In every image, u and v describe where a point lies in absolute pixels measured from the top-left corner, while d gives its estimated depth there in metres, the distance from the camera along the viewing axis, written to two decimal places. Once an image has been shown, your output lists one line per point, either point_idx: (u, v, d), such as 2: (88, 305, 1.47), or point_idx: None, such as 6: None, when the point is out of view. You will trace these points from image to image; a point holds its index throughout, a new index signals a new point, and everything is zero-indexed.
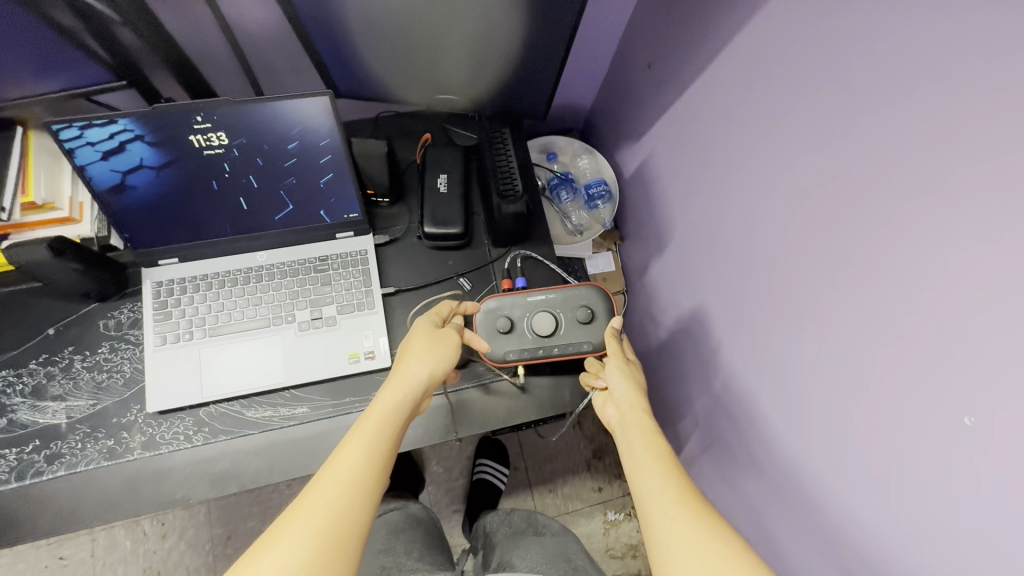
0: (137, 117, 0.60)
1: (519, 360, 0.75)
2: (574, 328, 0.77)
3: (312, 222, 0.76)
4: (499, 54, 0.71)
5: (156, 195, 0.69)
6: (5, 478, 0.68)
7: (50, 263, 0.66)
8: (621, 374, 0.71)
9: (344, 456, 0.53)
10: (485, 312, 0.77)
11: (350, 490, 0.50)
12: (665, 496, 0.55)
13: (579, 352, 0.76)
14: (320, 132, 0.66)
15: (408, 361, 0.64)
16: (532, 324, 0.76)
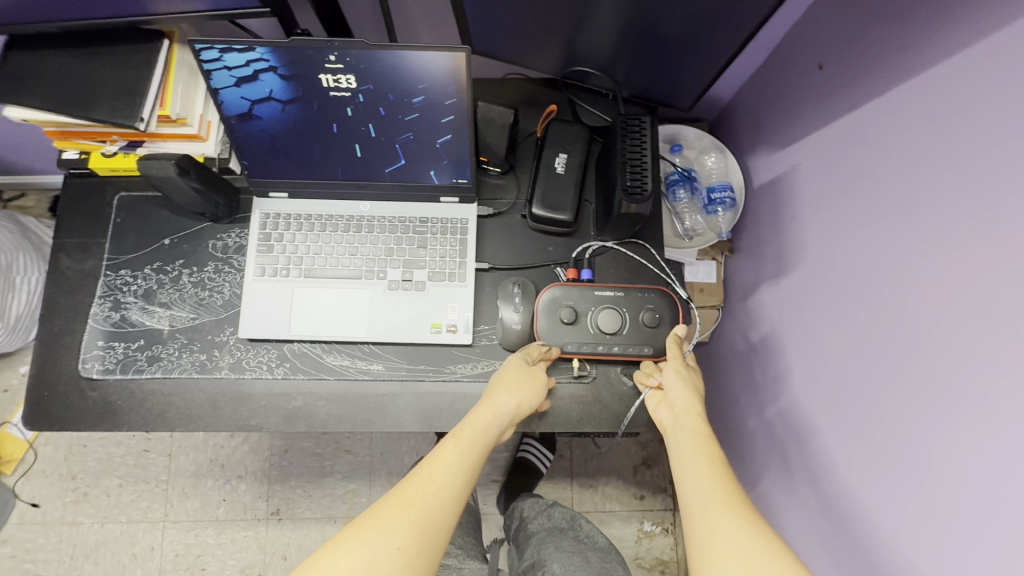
0: (275, 47, 0.59)
1: (576, 353, 0.71)
2: (641, 331, 0.71)
3: (420, 181, 0.73)
4: (658, 33, 0.63)
5: (279, 129, 0.68)
6: (112, 368, 0.74)
7: (182, 184, 0.69)
8: (679, 379, 0.67)
9: (431, 471, 0.55)
10: (548, 299, 0.71)
11: (436, 498, 0.53)
12: (713, 504, 0.52)
13: (639, 356, 0.70)
14: (448, 91, 0.62)
15: (500, 389, 0.65)
16: (596, 320, 0.70)
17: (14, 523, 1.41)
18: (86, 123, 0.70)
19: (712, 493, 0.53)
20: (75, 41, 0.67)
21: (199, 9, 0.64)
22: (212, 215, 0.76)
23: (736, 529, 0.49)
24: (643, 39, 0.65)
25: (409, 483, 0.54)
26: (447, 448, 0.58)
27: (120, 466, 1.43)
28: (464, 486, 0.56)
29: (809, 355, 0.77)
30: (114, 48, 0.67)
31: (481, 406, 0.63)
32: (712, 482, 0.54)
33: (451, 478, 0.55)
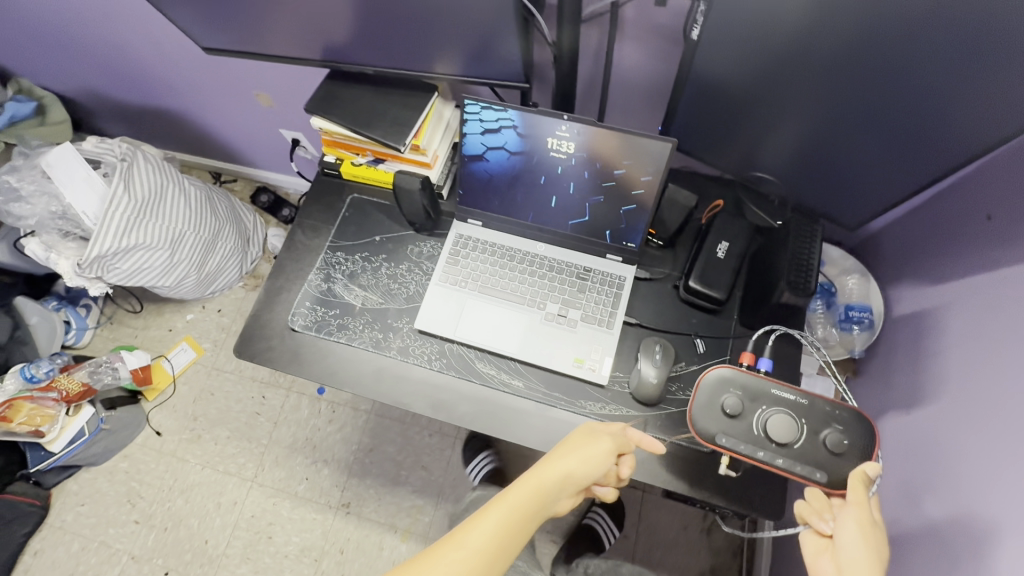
0: (526, 112, 0.77)
1: (733, 449, 0.72)
2: (813, 450, 0.71)
3: (595, 236, 0.86)
4: (849, 158, 0.74)
5: (499, 172, 0.84)
6: (310, 325, 0.89)
7: (415, 195, 0.85)
8: (858, 534, 0.59)
9: (469, 539, 0.59)
10: (718, 385, 0.74)
11: (484, 549, 0.58)
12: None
13: (806, 477, 0.70)
14: (647, 169, 0.77)
15: (551, 462, 0.66)
16: (765, 423, 0.72)
17: (138, 443, 1.61)
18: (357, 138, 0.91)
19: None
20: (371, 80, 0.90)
21: (466, 73, 0.82)
22: (417, 225, 0.93)
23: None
24: (819, 157, 0.76)
25: (444, 548, 0.58)
26: (489, 517, 0.61)
27: (233, 420, 1.61)
28: (496, 559, 0.59)
29: (958, 460, 0.78)
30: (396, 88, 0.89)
31: (530, 477, 0.64)
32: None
33: (484, 548, 0.58)
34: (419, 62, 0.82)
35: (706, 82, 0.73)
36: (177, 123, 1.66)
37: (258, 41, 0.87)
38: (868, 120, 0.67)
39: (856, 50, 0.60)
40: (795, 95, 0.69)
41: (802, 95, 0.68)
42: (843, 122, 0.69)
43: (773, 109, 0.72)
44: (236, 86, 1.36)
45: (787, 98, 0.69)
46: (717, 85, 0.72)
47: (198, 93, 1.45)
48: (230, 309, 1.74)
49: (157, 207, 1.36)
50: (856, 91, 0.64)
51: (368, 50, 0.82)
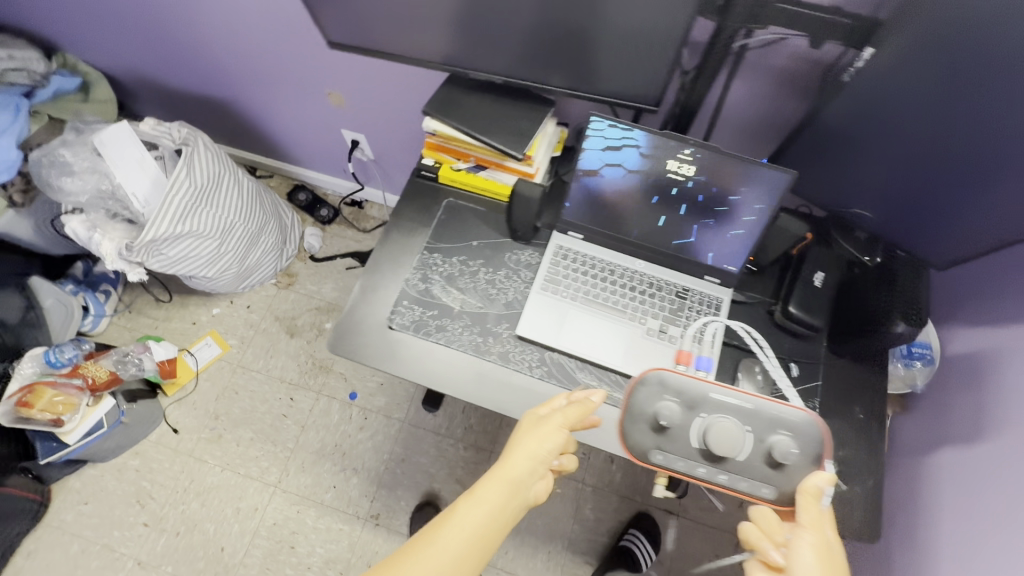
0: (653, 134, 0.80)
1: (668, 464, 0.72)
2: (760, 464, 0.70)
3: (697, 257, 0.89)
4: (928, 204, 0.77)
5: (612, 188, 0.87)
6: (408, 325, 0.89)
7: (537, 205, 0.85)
8: (814, 559, 0.60)
9: (446, 535, 0.63)
10: (648, 395, 0.73)
11: (457, 548, 0.62)
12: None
13: (755, 495, 0.70)
14: (763, 197, 0.81)
15: (512, 452, 0.70)
16: (706, 438, 0.70)
17: (152, 441, 1.53)
18: (465, 143, 0.93)
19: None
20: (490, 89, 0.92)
21: (594, 91, 0.85)
22: (518, 234, 0.94)
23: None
24: (914, 195, 0.77)
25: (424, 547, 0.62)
26: (462, 513, 0.65)
27: (257, 421, 1.55)
28: (474, 550, 0.63)
29: None
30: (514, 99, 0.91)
31: (497, 470, 0.68)
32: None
33: (462, 541, 0.63)
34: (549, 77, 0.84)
35: (816, 123, 0.78)
36: (226, 113, 1.63)
37: (384, 41, 0.88)
38: (950, 165, 0.70)
39: (952, 95, 0.63)
40: (890, 135, 0.72)
41: (900, 127, 0.70)
42: (927, 165, 0.72)
43: (869, 139, 0.74)
44: (308, 83, 1.36)
45: (882, 127, 0.72)
46: (825, 126, 0.77)
47: (262, 86, 1.43)
48: (259, 306, 1.69)
49: (214, 195, 1.32)
50: (957, 126, 0.66)
51: (501, 61, 0.84)
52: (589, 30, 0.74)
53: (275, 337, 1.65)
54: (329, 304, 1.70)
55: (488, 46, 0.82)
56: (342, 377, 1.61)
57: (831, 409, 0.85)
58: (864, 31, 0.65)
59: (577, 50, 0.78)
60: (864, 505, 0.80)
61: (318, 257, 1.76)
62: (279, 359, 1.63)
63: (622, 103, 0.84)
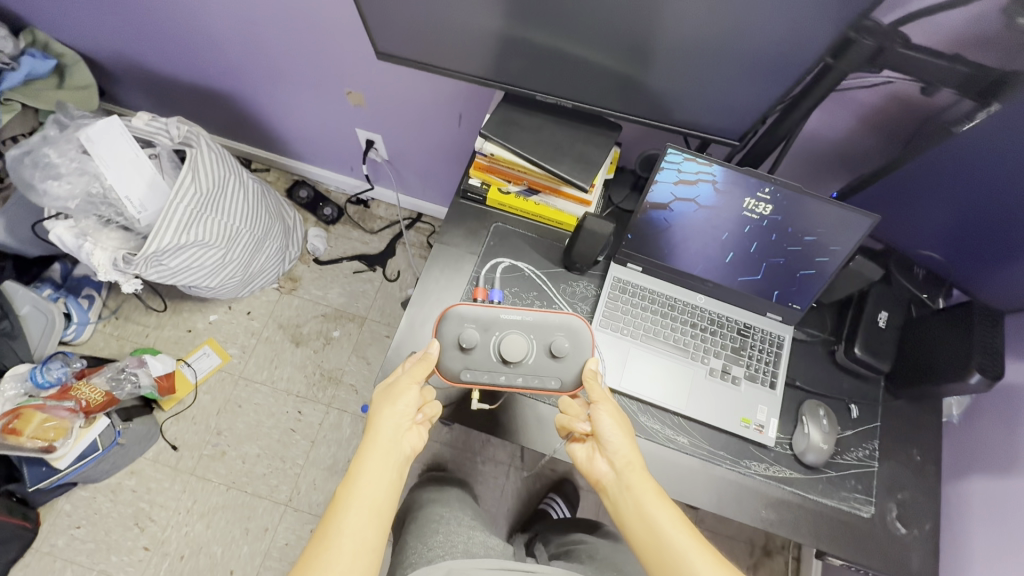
0: (732, 170, 0.76)
1: (478, 379, 0.78)
2: (544, 359, 0.80)
3: (761, 294, 0.86)
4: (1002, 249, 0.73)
5: (681, 222, 0.83)
6: None
7: (603, 242, 0.80)
8: (610, 421, 0.73)
9: (345, 524, 0.62)
10: (452, 322, 0.79)
11: (359, 528, 0.62)
12: (687, 546, 0.63)
13: (544, 387, 0.79)
14: (839, 239, 0.78)
15: (376, 420, 0.70)
16: (502, 349, 0.78)
17: (149, 459, 1.43)
18: (520, 167, 0.86)
19: (671, 534, 0.64)
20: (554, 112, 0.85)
21: (671, 121, 0.79)
22: (576, 267, 0.88)
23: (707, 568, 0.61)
24: (985, 234, 0.74)
25: (325, 542, 0.60)
26: (350, 495, 0.64)
27: (264, 437, 1.47)
28: (374, 524, 0.63)
29: None
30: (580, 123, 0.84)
31: (366, 447, 0.68)
32: (671, 524, 0.65)
33: (359, 522, 0.62)
34: (627, 105, 0.79)
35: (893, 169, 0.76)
36: (222, 105, 1.49)
37: (446, 55, 0.80)
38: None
39: None
40: (968, 175, 0.70)
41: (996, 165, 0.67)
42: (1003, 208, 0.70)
43: (954, 171, 0.71)
44: (324, 82, 1.24)
45: (975, 159, 0.68)
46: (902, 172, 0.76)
47: (268, 79, 1.31)
48: (260, 313, 1.59)
49: (219, 201, 1.22)
50: None
51: (576, 84, 0.77)
52: (687, 62, 0.69)
53: (279, 347, 1.56)
54: (336, 311, 1.61)
55: (565, 68, 0.75)
56: (352, 389, 1.53)
57: (892, 451, 0.85)
58: (980, 81, 0.61)
59: (666, 81, 0.73)
60: (923, 550, 0.80)
61: (323, 260, 1.66)
62: (284, 370, 1.54)
63: (701, 136, 0.79)
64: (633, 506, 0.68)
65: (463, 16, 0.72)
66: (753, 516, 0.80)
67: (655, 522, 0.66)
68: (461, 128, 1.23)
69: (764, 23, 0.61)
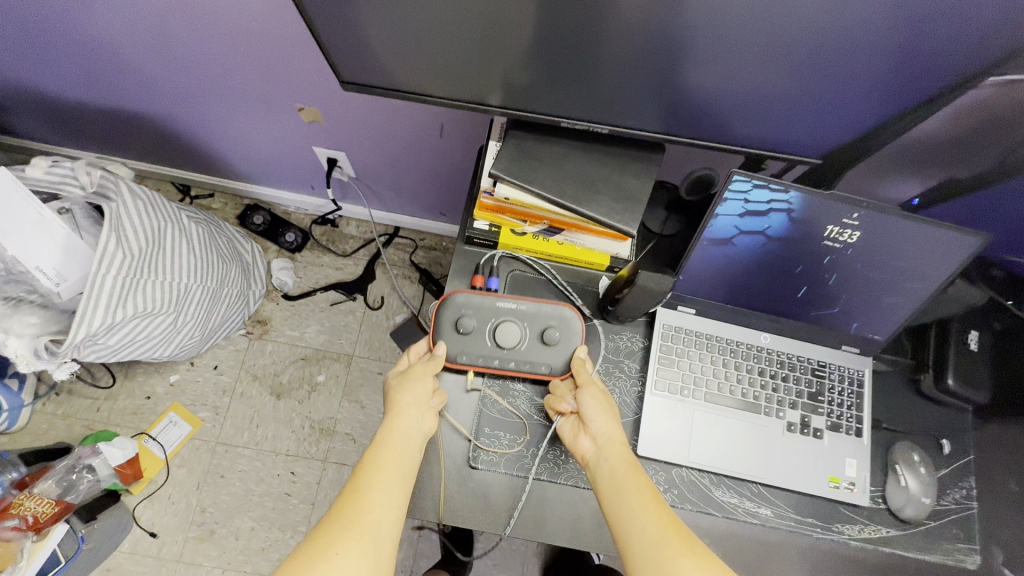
0: (814, 196, 0.61)
1: (469, 365, 0.70)
2: (536, 346, 0.71)
3: (837, 327, 0.73)
4: None
5: (744, 257, 0.68)
6: (496, 460, 0.69)
7: (658, 298, 0.65)
8: (595, 401, 0.66)
9: (377, 481, 0.56)
10: (448, 304, 0.71)
11: (375, 503, 0.55)
12: (661, 528, 0.54)
13: (534, 373, 0.70)
14: (936, 262, 0.64)
15: (397, 395, 0.65)
16: (494, 333, 0.70)
17: (125, 552, 1.24)
18: (538, 207, 0.69)
19: (646, 524, 0.54)
20: (581, 135, 0.69)
21: (727, 138, 0.65)
22: (619, 318, 0.73)
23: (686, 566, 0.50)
24: None
25: (357, 497, 0.55)
26: (381, 456, 0.59)
27: (256, 507, 1.30)
28: (402, 486, 0.58)
29: None
30: (611, 147, 0.69)
31: (391, 419, 0.63)
32: (649, 513, 0.55)
33: (390, 482, 0.57)
34: (677, 123, 0.63)
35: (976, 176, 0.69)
36: (144, 129, 1.23)
37: (442, 71, 0.61)
38: None
39: None
40: None
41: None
42: None
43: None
44: (269, 97, 1.01)
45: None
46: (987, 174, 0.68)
47: (193, 96, 1.06)
48: (230, 365, 1.39)
49: (158, 259, 1.00)
50: None
51: (616, 102, 0.61)
52: (770, 69, 0.54)
53: (257, 401, 1.37)
54: (317, 352, 1.42)
55: (602, 85, 0.59)
56: (349, 438, 1.36)
57: (993, 487, 0.75)
58: None
59: (731, 91, 0.58)
60: None
61: (293, 295, 1.45)
62: (268, 427, 1.35)
63: (764, 155, 0.65)
64: (608, 490, 0.59)
65: (471, 23, 0.54)
66: None
67: (628, 506, 0.56)
68: (444, 140, 1.03)
69: (891, 11, 0.46)
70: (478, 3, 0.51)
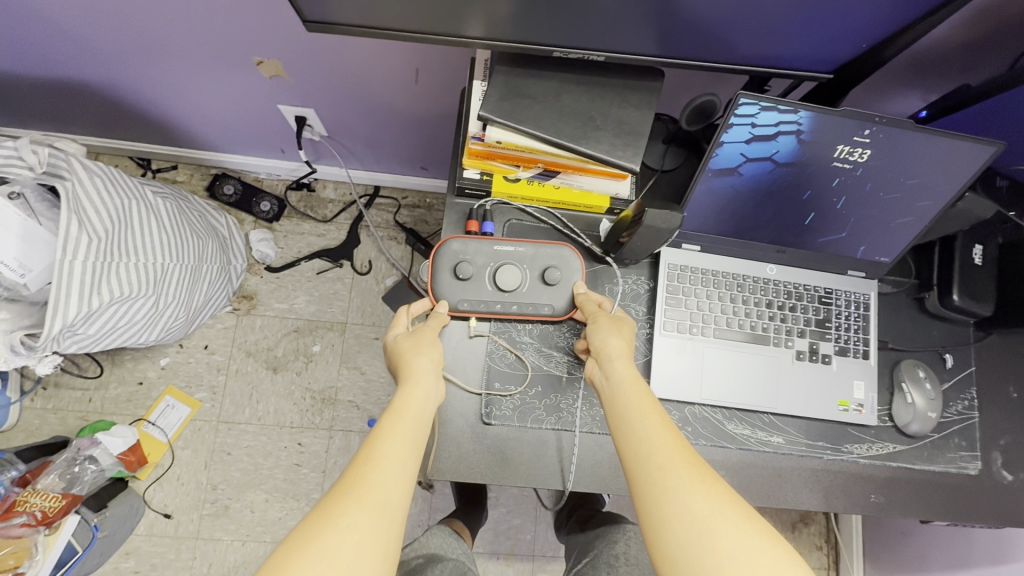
0: (824, 114, 0.57)
1: (472, 312, 0.67)
2: (537, 287, 0.68)
3: (843, 253, 0.72)
4: None
5: (751, 187, 0.65)
6: (509, 415, 0.68)
7: (666, 237, 0.63)
8: (607, 326, 0.62)
9: (388, 448, 0.51)
10: (446, 252, 0.68)
11: (383, 467, 0.49)
12: (669, 449, 0.50)
13: (536, 315, 0.68)
14: (947, 177, 0.62)
15: (410, 360, 0.60)
16: (494, 276, 0.68)
17: (142, 535, 1.25)
18: (532, 149, 0.65)
19: (654, 448, 0.50)
20: (572, 66, 0.64)
21: (730, 59, 0.60)
22: (623, 260, 0.71)
23: (697, 494, 0.46)
24: None
25: (369, 466, 0.49)
26: (395, 423, 0.53)
27: (267, 480, 1.31)
28: (415, 456, 0.52)
29: None
30: (606, 77, 0.64)
31: (405, 387, 0.57)
32: (659, 436, 0.51)
33: (403, 451, 0.51)
34: (677, 45, 0.58)
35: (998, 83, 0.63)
36: (88, 99, 1.13)
37: (414, 2, 0.54)
38: None
39: None
40: None
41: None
42: None
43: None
44: (222, 51, 0.92)
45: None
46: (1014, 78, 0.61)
47: (136, 58, 0.97)
48: (220, 344, 1.35)
49: (126, 239, 0.94)
50: None
51: (611, 24, 0.56)
52: None
53: (254, 377, 1.35)
54: (309, 322, 1.38)
55: (595, 5, 0.53)
56: (352, 405, 1.35)
57: (992, 396, 0.77)
58: None
59: (733, 7, 0.53)
60: None
61: (277, 266, 1.40)
62: (269, 402, 1.34)
63: (768, 73, 0.62)
64: (616, 413, 0.55)
65: None
66: (862, 504, 0.71)
67: (638, 428, 0.52)
68: (420, 86, 0.95)
69: None
70: None
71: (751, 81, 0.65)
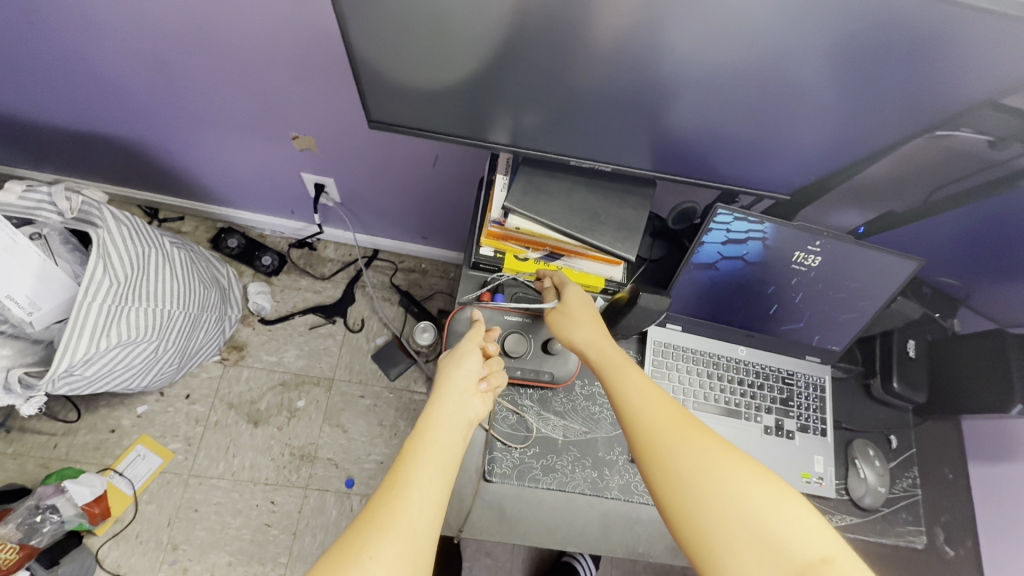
0: (783, 226, 0.70)
1: None
2: (540, 356, 0.77)
3: (802, 340, 0.84)
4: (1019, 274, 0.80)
5: (726, 279, 0.77)
6: (509, 473, 0.72)
7: (656, 317, 0.74)
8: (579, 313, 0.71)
9: (424, 455, 0.55)
10: (462, 317, 0.77)
11: (411, 488, 0.52)
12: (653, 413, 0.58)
13: (538, 380, 0.76)
14: (882, 281, 0.75)
15: (443, 378, 0.64)
16: (503, 342, 0.76)
17: None
18: (543, 236, 0.76)
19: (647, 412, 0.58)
20: (579, 170, 0.76)
21: (708, 175, 0.74)
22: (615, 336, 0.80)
23: (693, 454, 0.54)
24: (1000, 259, 0.80)
25: (395, 492, 0.52)
26: (421, 443, 0.57)
27: (233, 541, 1.25)
28: (444, 479, 0.55)
29: None
30: (607, 181, 0.77)
31: (434, 402, 0.61)
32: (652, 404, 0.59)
33: (436, 456, 0.56)
34: (666, 161, 0.71)
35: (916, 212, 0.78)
36: (115, 153, 1.20)
37: (456, 112, 0.66)
38: None
39: None
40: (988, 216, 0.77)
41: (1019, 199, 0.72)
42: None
43: (974, 204, 0.76)
44: (260, 123, 1.03)
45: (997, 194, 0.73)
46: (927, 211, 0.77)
47: (176, 120, 1.06)
48: (203, 394, 1.34)
49: (143, 285, 0.98)
50: None
51: (615, 143, 0.69)
52: (741, 120, 0.63)
53: (233, 431, 1.33)
54: (296, 376, 1.40)
55: (604, 128, 0.66)
56: (331, 464, 1.34)
57: (933, 475, 0.86)
58: None
59: (709, 138, 0.67)
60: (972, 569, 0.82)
61: (271, 319, 1.43)
62: (245, 457, 1.31)
63: (737, 189, 0.75)
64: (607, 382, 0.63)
65: (493, 70, 0.59)
66: None
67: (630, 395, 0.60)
68: (436, 170, 1.08)
69: (835, 88, 0.57)
70: (495, 60, 0.58)
71: (727, 195, 0.79)
